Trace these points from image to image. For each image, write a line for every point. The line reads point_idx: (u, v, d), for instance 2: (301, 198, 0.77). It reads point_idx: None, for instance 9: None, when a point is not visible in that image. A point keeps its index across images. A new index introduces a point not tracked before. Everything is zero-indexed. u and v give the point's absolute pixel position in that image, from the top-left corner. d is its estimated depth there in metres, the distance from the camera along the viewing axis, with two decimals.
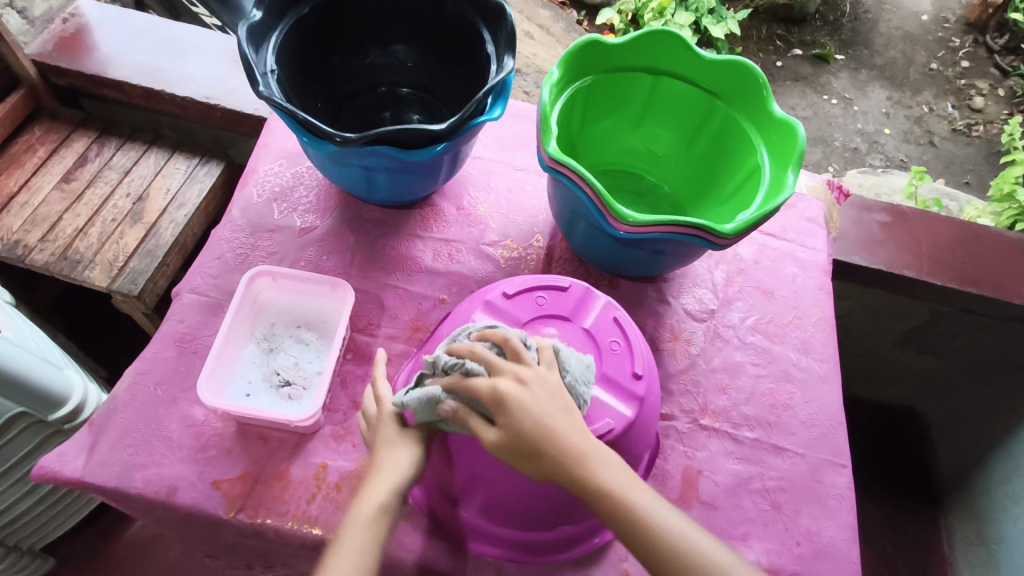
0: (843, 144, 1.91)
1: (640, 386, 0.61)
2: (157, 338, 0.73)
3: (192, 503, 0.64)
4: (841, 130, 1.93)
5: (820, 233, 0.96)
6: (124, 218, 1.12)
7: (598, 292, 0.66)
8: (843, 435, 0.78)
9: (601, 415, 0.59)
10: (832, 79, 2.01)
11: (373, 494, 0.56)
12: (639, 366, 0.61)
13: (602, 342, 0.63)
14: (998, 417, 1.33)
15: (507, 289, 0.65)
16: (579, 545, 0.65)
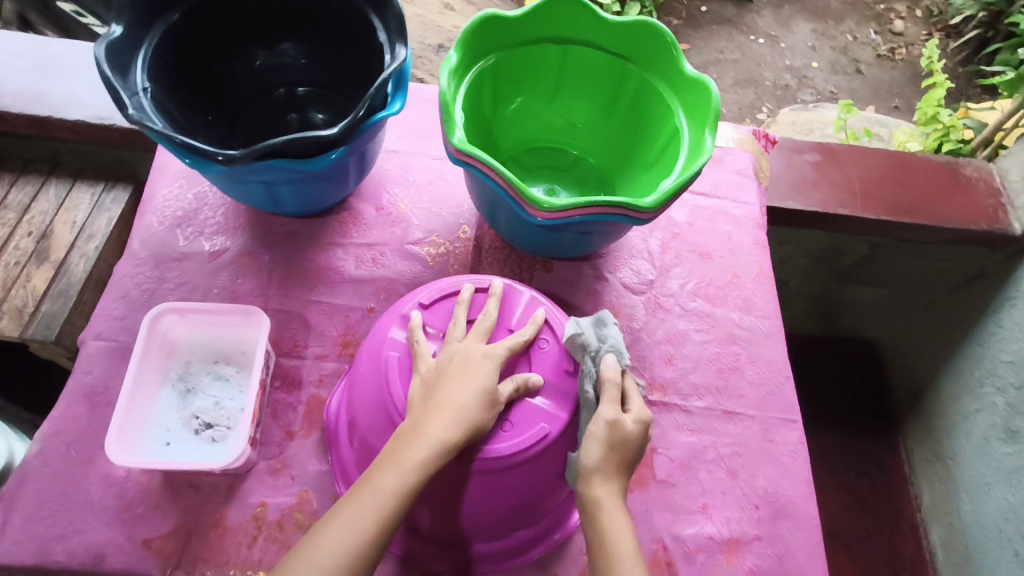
0: (774, 82, 1.89)
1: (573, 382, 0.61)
2: (64, 395, 0.67)
3: (124, 568, 0.60)
4: (771, 68, 1.91)
5: (750, 185, 0.94)
6: (29, 259, 1.02)
7: (521, 288, 0.65)
8: (791, 390, 0.78)
9: (535, 420, 0.57)
10: (756, 18, 1.99)
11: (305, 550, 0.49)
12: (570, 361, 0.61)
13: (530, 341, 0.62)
14: (946, 337, 1.35)
15: (423, 298, 0.63)
16: (539, 545, 0.64)
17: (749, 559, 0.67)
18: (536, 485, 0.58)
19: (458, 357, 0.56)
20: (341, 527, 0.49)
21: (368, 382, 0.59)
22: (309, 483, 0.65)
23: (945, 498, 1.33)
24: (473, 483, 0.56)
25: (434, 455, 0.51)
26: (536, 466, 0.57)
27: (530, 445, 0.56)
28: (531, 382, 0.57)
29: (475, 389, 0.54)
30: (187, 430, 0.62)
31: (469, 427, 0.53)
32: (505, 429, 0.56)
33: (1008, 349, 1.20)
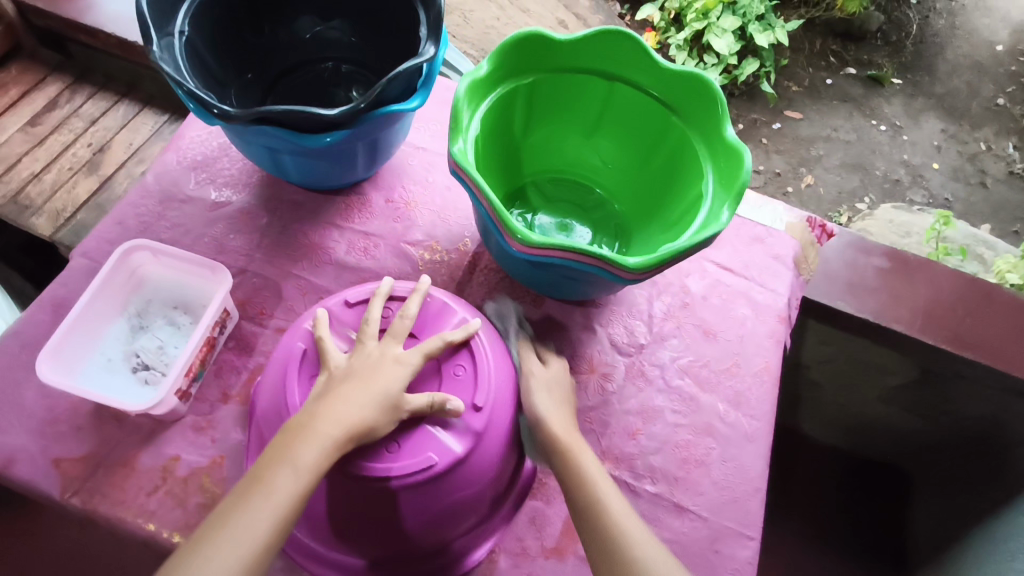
0: (885, 174, 1.74)
1: (480, 418, 0.56)
2: (36, 300, 0.70)
3: (27, 479, 0.61)
4: (885, 158, 1.76)
5: (785, 274, 0.86)
6: (81, 168, 1.09)
7: (457, 307, 0.62)
8: (758, 504, 0.70)
9: (423, 448, 0.53)
10: (883, 103, 1.83)
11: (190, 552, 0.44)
12: (480, 396, 0.56)
13: (447, 365, 0.58)
14: (986, 495, 1.20)
15: (350, 297, 0.62)
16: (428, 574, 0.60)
17: None
18: (421, 516, 0.54)
19: (368, 358, 0.55)
20: (231, 534, 0.45)
21: (274, 372, 0.58)
22: (225, 451, 0.64)
23: None
24: (352, 497, 0.53)
25: (326, 453, 0.49)
26: (418, 496, 0.53)
27: (409, 472, 0.52)
28: (449, 404, 0.54)
29: (379, 392, 0.52)
30: (124, 365, 0.63)
31: (366, 429, 0.51)
32: (391, 449, 0.53)
33: None
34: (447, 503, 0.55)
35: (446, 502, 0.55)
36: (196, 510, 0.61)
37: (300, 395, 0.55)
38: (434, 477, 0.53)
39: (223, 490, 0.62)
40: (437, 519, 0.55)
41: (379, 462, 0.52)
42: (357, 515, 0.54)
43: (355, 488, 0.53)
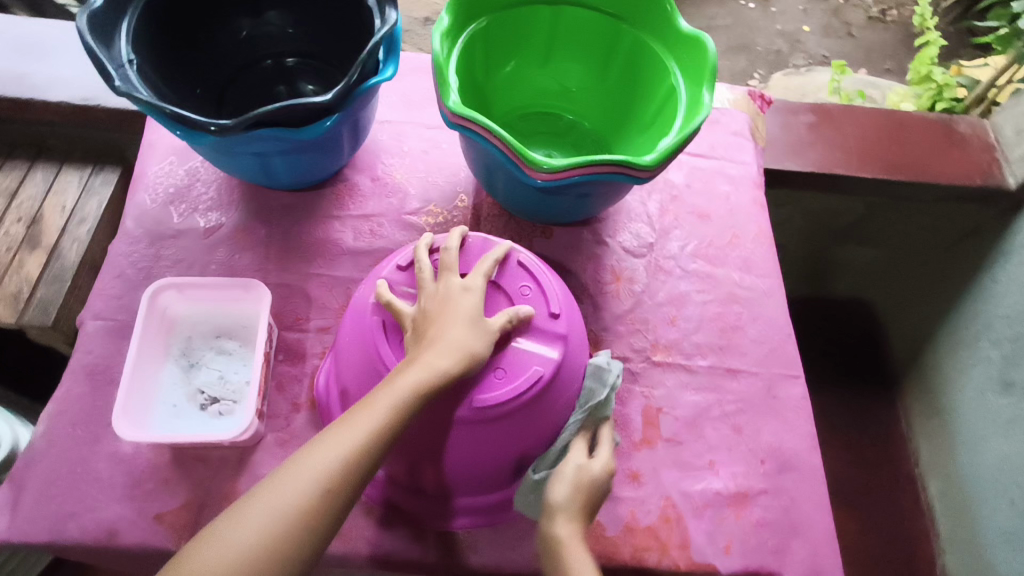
0: (766, 47, 1.84)
1: (562, 323, 0.61)
2: (66, 375, 0.67)
3: (137, 542, 0.60)
4: (762, 33, 1.87)
5: (747, 146, 0.94)
6: (20, 245, 1.01)
7: (496, 240, 0.65)
8: (794, 346, 0.78)
9: (528, 364, 0.58)
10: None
11: (291, 468, 0.47)
12: (554, 304, 0.61)
13: (513, 289, 0.62)
14: (942, 294, 1.36)
15: (399, 261, 0.64)
16: None
17: (757, 512, 0.68)
18: (540, 426, 0.59)
19: (440, 295, 0.57)
20: (336, 436, 0.48)
21: (356, 350, 0.60)
22: None
23: (943, 452, 1.34)
24: (478, 433, 0.57)
25: (429, 376, 0.51)
26: (535, 410, 0.58)
27: (526, 386, 0.56)
28: (523, 314, 0.58)
29: (469, 319, 0.55)
30: (193, 406, 0.62)
31: (468, 351, 0.53)
32: (499, 375, 0.57)
33: (1003, 303, 1.21)
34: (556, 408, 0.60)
35: (558, 406, 0.60)
36: None
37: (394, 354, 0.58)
38: (545, 386, 0.58)
39: None
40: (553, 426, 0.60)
41: (497, 389, 0.56)
42: (488, 447, 0.58)
43: (482, 424, 0.56)
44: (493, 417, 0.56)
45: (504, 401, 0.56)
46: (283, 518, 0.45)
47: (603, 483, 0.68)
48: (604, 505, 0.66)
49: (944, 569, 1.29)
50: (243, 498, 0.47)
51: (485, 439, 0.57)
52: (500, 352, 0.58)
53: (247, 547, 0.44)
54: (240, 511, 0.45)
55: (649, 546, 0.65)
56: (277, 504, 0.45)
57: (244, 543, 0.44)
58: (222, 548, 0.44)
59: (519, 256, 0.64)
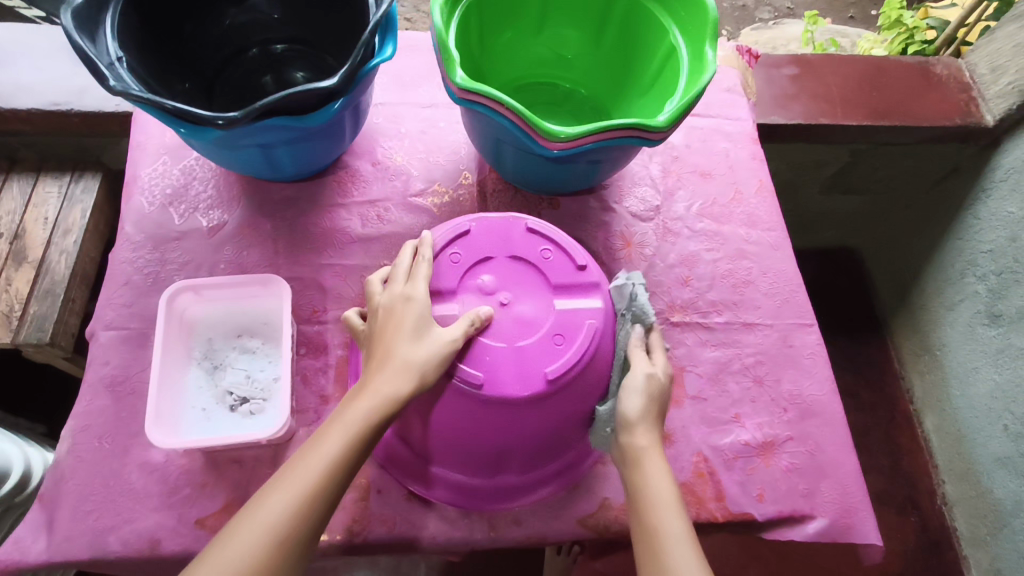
0: (732, 4, 1.84)
1: (592, 273, 0.60)
2: (85, 389, 0.66)
3: (181, 549, 0.59)
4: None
5: (741, 102, 0.94)
6: (6, 262, 0.98)
7: (496, 215, 0.62)
8: (805, 295, 0.80)
9: (579, 322, 0.57)
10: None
11: (249, 513, 0.47)
12: (579, 256, 0.60)
13: (534, 256, 0.59)
14: (927, 234, 1.39)
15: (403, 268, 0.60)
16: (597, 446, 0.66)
17: (786, 459, 0.69)
18: (600, 382, 0.59)
19: (384, 312, 0.55)
20: (285, 480, 0.48)
21: None
22: None
23: (936, 387, 1.39)
24: (552, 407, 0.56)
25: (379, 403, 0.51)
26: (595, 367, 0.58)
27: (588, 344, 0.56)
28: (485, 314, 0.55)
29: (412, 333, 0.53)
30: (223, 407, 0.62)
31: (416, 368, 0.51)
32: (559, 342, 0.55)
33: (986, 239, 1.24)
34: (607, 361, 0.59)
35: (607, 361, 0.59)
36: (355, 505, 0.61)
37: None
38: (600, 336, 0.57)
39: (369, 476, 0.62)
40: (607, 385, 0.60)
41: (562, 355, 0.55)
42: (562, 419, 0.57)
43: (553, 398, 0.55)
44: (567, 383, 0.55)
45: (572, 366, 0.54)
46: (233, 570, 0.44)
47: None
48: None
49: (945, 498, 1.35)
50: (197, 558, 0.46)
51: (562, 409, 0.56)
52: (548, 320, 0.56)
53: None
54: (194, 569, 0.45)
55: (686, 502, 0.66)
56: (227, 559, 0.44)
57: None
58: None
59: (529, 224, 0.61)
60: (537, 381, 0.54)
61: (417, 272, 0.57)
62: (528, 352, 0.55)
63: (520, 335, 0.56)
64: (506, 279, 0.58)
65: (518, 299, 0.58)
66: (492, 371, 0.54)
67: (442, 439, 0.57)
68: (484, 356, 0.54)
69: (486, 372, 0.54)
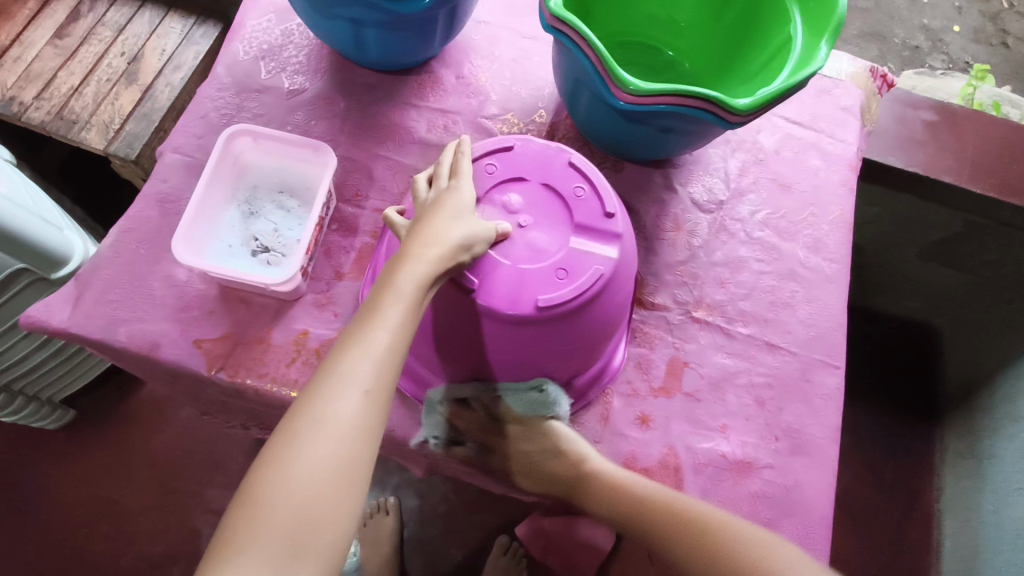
0: (903, 41, 1.52)
1: (617, 224, 0.58)
2: (141, 197, 0.71)
3: (174, 359, 0.64)
4: (902, 24, 1.54)
5: (852, 124, 0.88)
6: (120, 78, 1.07)
7: (543, 143, 0.61)
8: (842, 337, 0.75)
9: (587, 265, 0.56)
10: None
11: (332, 375, 0.47)
12: (610, 204, 0.58)
13: (565, 191, 0.59)
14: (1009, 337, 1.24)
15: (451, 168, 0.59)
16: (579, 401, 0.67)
17: (757, 484, 0.67)
18: (592, 331, 0.58)
19: (431, 202, 0.56)
20: (357, 349, 0.48)
21: None
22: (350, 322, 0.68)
23: (970, 495, 1.29)
24: (536, 337, 0.56)
25: (430, 271, 0.51)
26: (591, 314, 0.57)
27: (588, 287, 0.55)
28: (502, 230, 0.55)
29: (464, 218, 0.54)
30: (246, 250, 0.66)
31: (467, 245, 0.52)
32: (562, 276, 0.55)
33: None
34: (607, 313, 0.58)
35: (605, 314, 0.58)
36: None
37: None
38: (605, 286, 0.56)
39: None
40: (598, 337, 0.59)
41: (560, 290, 0.54)
42: (547, 354, 0.58)
43: (539, 328, 0.55)
44: (557, 317, 0.55)
45: (564, 304, 0.54)
46: (334, 435, 0.45)
47: (613, 418, 0.68)
48: (608, 438, 0.67)
49: None
50: (283, 427, 0.47)
51: (547, 341, 0.57)
52: (557, 253, 0.56)
53: (313, 468, 0.44)
54: (295, 433, 0.46)
55: None
56: (327, 419, 0.46)
57: (307, 466, 0.44)
58: (288, 474, 0.44)
59: (572, 158, 0.60)
60: (529, 306, 0.54)
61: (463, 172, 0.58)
62: (528, 276, 0.55)
63: (527, 259, 0.56)
64: (532, 206, 0.58)
65: (535, 226, 0.57)
66: (488, 283, 0.54)
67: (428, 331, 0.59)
68: (485, 268, 0.55)
69: (482, 281, 0.54)
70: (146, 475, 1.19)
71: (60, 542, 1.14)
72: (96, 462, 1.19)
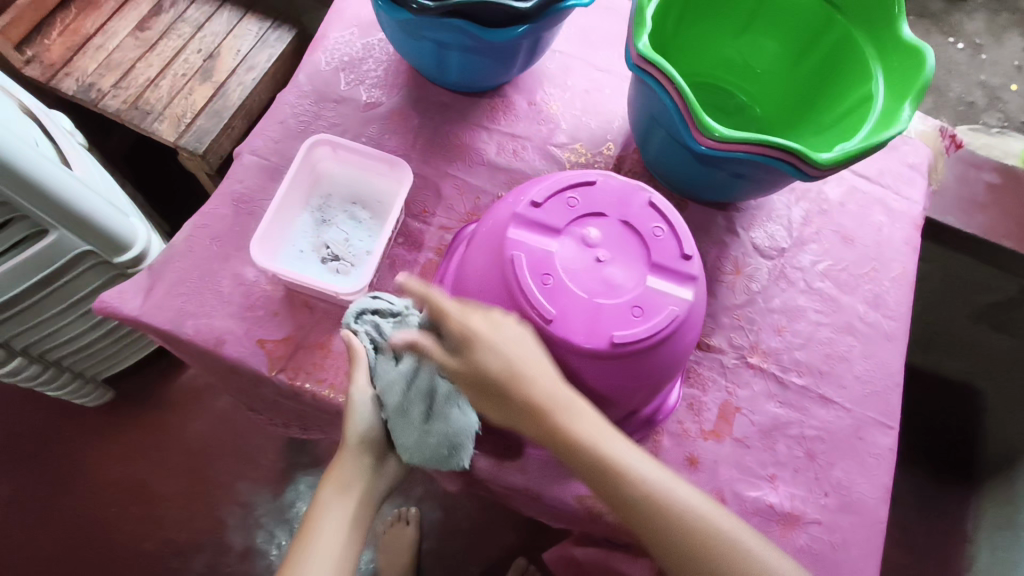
0: (959, 96, 1.38)
1: (693, 266, 0.59)
2: (216, 195, 0.73)
3: (237, 356, 0.66)
4: (960, 79, 1.39)
5: (919, 182, 0.87)
6: (195, 74, 1.10)
7: (625, 179, 0.61)
8: (897, 397, 0.74)
9: (662, 304, 0.56)
10: (964, 19, 1.43)
11: None
12: (688, 245, 0.59)
13: (643, 229, 0.59)
14: None
15: (535, 197, 0.59)
16: (631, 435, 0.67)
17: (803, 539, 0.66)
18: (661, 371, 0.58)
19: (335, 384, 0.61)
20: (332, 493, 0.62)
21: (482, 284, 0.59)
22: None
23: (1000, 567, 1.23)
24: (607, 372, 0.56)
25: None
26: (662, 354, 0.57)
27: (663, 328, 0.55)
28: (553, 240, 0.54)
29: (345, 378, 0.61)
30: (316, 256, 0.67)
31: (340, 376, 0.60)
32: (637, 314, 0.55)
33: None
34: (676, 354, 0.58)
35: (675, 354, 0.58)
36: None
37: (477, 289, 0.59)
38: (678, 328, 0.56)
39: None
40: (664, 377, 0.59)
41: (636, 328, 0.54)
42: (615, 390, 0.58)
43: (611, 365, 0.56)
44: (629, 355, 0.55)
45: (640, 343, 0.54)
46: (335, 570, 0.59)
47: (661, 457, 0.67)
48: None
49: None
50: None
51: (613, 377, 0.57)
52: (634, 291, 0.56)
53: None
54: None
55: None
56: None
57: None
58: None
59: (652, 198, 0.60)
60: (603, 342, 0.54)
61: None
62: (605, 310, 0.55)
63: (603, 294, 0.56)
64: (610, 241, 0.59)
65: (613, 262, 0.58)
66: (566, 314, 0.55)
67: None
68: (563, 300, 0.55)
69: (559, 311, 0.55)
70: (176, 462, 1.20)
71: (89, 519, 1.16)
72: (131, 443, 1.22)
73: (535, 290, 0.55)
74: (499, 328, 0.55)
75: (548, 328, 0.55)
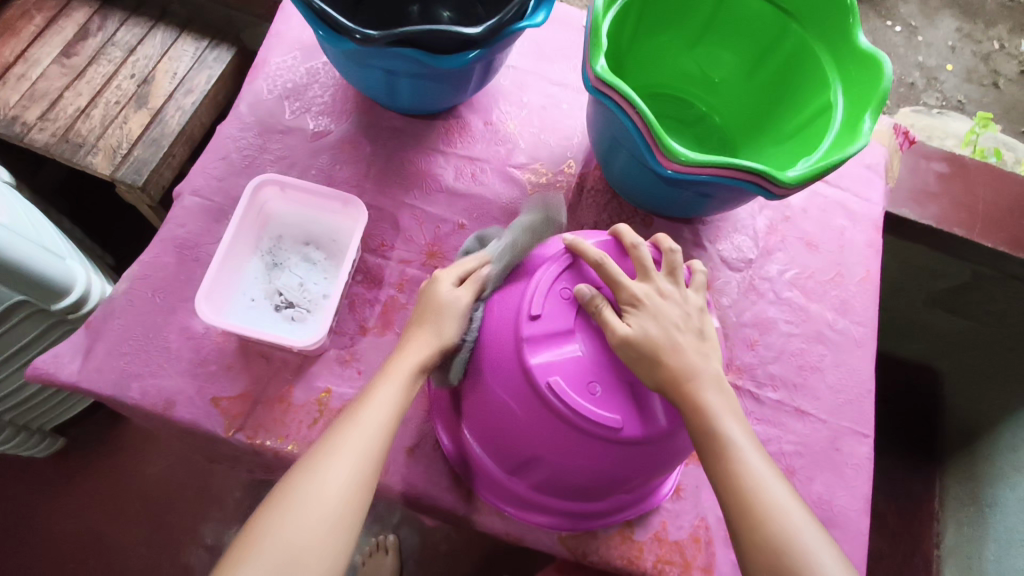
0: (900, 79, 1.37)
1: None
2: (156, 243, 0.68)
3: (190, 418, 0.61)
4: (898, 62, 1.38)
5: (877, 183, 0.88)
6: (129, 101, 1.04)
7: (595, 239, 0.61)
8: (870, 403, 0.74)
9: None
10: (899, 2, 1.43)
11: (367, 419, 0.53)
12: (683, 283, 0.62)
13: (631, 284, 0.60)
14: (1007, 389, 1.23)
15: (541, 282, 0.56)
16: (631, 508, 0.63)
17: None
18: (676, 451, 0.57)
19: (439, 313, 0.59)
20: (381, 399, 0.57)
21: (503, 377, 0.55)
22: None
23: (971, 544, 1.25)
24: (629, 455, 0.54)
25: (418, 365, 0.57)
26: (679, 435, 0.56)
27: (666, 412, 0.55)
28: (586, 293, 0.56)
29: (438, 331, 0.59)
30: (269, 304, 0.65)
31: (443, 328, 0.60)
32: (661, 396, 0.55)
33: None
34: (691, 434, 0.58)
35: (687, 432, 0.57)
36: None
37: (500, 388, 0.55)
38: None
39: None
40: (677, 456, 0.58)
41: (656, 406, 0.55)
42: (639, 468, 0.56)
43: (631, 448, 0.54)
44: (650, 438, 0.54)
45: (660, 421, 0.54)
46: (372, 464, 0.52)
47: None
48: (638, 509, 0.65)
49: None
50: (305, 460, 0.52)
51: (667, 458, 0.56)
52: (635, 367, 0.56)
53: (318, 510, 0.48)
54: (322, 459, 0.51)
55: (672, 561, 0.63)
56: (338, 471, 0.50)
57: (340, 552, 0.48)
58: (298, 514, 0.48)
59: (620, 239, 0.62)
60: (627, 422, 0.53)
61: (680, 272, 0.59)
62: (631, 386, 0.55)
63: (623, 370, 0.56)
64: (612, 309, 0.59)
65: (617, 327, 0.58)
66: (628, 414, 0.53)
67: (550, 466, 0.56)
68: (617, 402, 0.54)
69: (592, 399, 0.53)
70: (136, 509, 1.14)
71: None
72: (84, 494, 1.15)
73: (563, 384, 0.52)
74: (705, 338, 0.58)
75: (618, 435, 0.53)
